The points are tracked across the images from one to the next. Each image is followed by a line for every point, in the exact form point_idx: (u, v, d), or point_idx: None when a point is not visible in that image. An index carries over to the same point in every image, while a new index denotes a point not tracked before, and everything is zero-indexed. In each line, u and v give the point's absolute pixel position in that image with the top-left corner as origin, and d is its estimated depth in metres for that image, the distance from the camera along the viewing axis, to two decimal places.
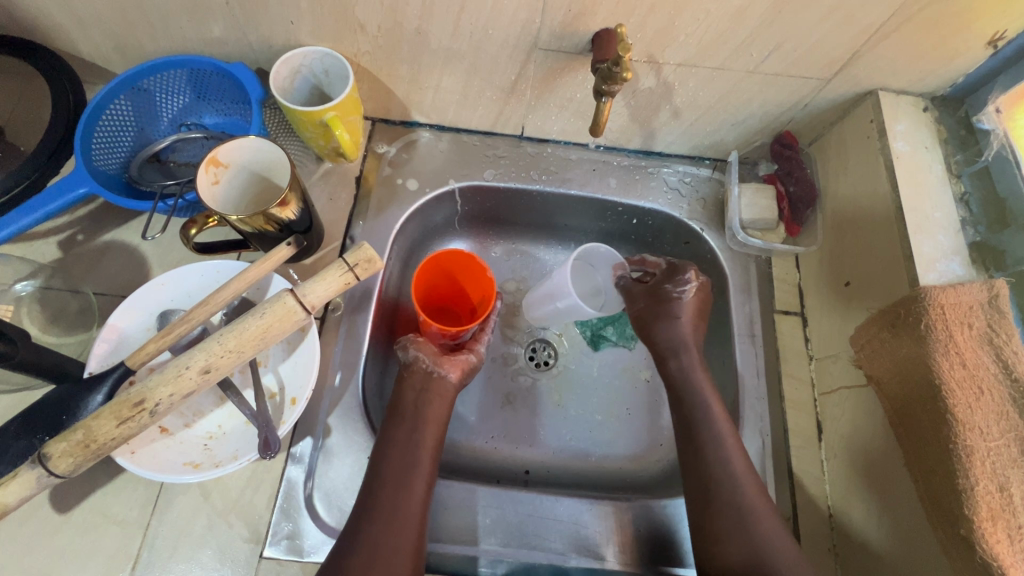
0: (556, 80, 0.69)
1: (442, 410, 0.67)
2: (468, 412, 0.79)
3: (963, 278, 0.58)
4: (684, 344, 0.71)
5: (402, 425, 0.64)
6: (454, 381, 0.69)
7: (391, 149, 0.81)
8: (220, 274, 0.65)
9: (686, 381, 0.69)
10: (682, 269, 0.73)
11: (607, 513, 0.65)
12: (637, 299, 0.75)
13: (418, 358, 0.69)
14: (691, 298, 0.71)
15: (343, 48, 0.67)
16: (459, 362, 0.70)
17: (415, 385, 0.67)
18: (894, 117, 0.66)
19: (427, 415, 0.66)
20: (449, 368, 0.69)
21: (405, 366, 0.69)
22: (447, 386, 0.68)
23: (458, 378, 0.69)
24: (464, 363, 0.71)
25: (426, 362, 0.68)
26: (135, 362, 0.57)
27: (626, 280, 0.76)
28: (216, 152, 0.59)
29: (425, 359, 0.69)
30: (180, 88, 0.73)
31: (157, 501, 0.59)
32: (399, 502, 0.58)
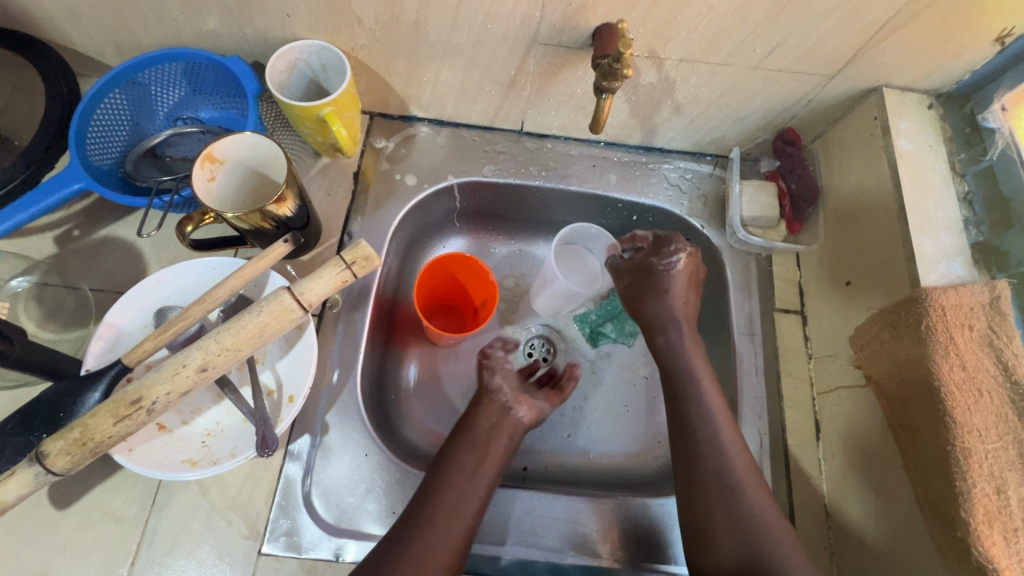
0: (556, 74, 0.68)
1: (510, 447, 0.66)
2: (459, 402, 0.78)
3: (965, 279, 0.57)
4: (673, 320, 0.69)
5: (470, 453, 0.63)
6: (524, 424, 0.68)
7: (390, 144, 0.80)
8: (217, 272, 0.65)
9: (675, 359, 0.68)
10: (668, 241, 0.71)
11: (605, 512, 0.65)
12: (623, 277, 0.73)
13: (501, 386, 0.69)
14: (680, 269, 0.69)
15: (340, 41, 0.66)
16: (536, 407, 0.69)
17: (490, 417, 0.67)
18: (898, 115, 0.65)
19: (496, 447, 0.64)
20: (525, 410, 0.68)
21: (485, 389, 0.69)
22: (517, 426, 0.67)
23: (528, 422, 0.68)
24: (539, 410, 0.69)
25: (507, 397, 0.68)
26: (133, 360, 0.57)
27: (615, 260, 0.75)
28: (212, 148, 0.58)
29: (506, 393, 0.68)
30: (175, 82, 0.72)
31: (156, 498, 0.60)
32: (445, 520, 0.57)
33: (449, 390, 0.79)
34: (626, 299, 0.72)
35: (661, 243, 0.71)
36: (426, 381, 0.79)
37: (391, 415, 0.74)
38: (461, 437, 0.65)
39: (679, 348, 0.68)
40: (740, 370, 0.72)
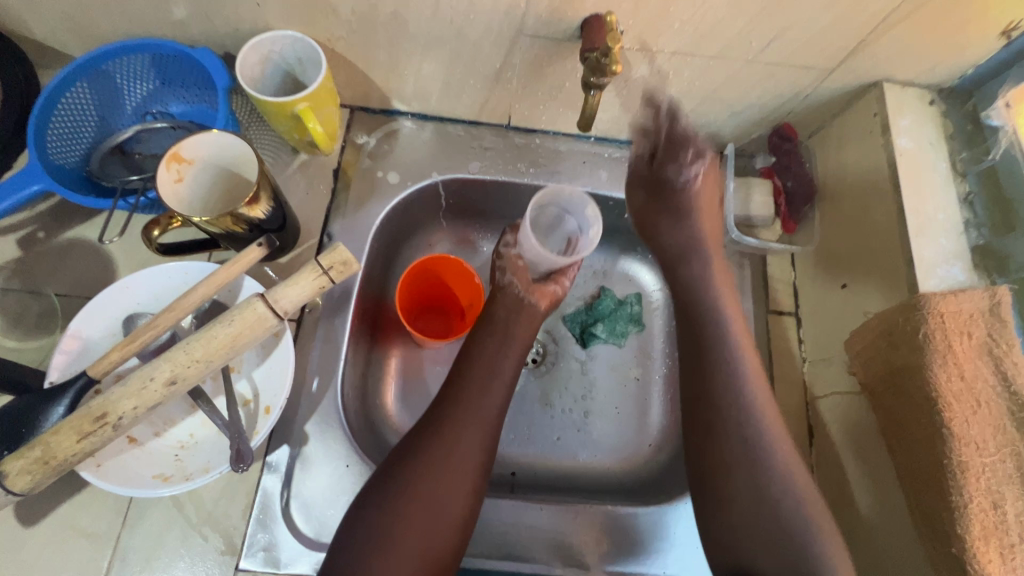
0: (544, 68, 0.65)
1: (530, 332, 0.69)
2: (433, 386, 0.76)
3: (965, 284, 0.55)
4: (693, 246, 0.70)
5: (490, 338, 0.67)
6: (543, 310, 0.71)
7: (371, 140, 0.77)
8: (189, 276, 0.62)
9: (698, 288, 0.67)
10: (680, 151, 0.69)
11: (594, 522, 0.64)
12: (637, 189, 0.72)
13: (512, 283, 0.71)
14: (701, 180, 0.70)
15: (315, 32, 0.63)
16: (548, 292, 0.72)
17: (506, 304, 0.69)
18: (899, 112, 0.62)
19: (515, 335, 0.68)
20: (539, 298, 0.71)
21: (497, 287, 0.72)
22: (536, 312, 0.70)
23: (546, 308, 0.71)
24: (553, 294, 0.72)
25: (519, 289, 0.70)
26: (98, 372, 0.55)
27: (637, 163, 0.72)
28: (178, 147, 0.55)
29: (518, 284, 0.71)
30: (142, 74, 0.68)
31: (127, 514, 0.57)
32: (426, 525, 0.54)
33: (431, 379, 0.77)
34: (642, 221, 0.72)
35: (680, 144, 0.68)
36: (411, 385, 0.76)
37: (374, 420, 0.72)
38: (483, 325, 0.68)
39: (704, 277, 0.68)
40: None
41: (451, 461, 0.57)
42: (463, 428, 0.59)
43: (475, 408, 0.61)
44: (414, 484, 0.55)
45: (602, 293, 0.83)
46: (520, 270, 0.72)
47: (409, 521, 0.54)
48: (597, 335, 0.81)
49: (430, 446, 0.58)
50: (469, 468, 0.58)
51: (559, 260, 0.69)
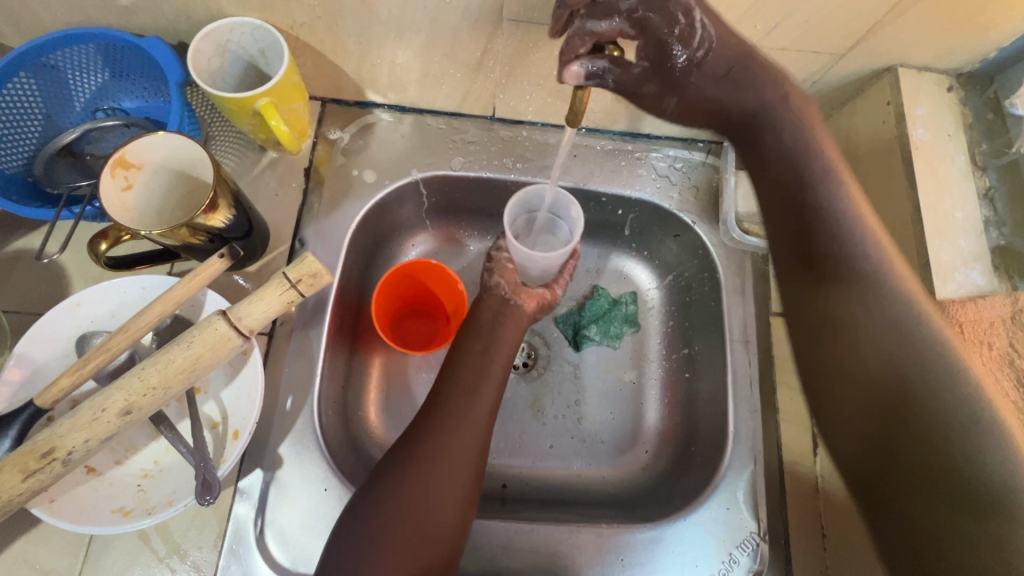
0: (528, 55, 0.60)
1: (516, 334, 0.65)
2: (417, 394, 0.72)
3: (984, 290, 0.52)
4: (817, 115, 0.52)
5: (477, 343, 0.62)
6: (529, 313, 0.67)
7: (345, 135, 0.71)
8: (147, 291, 0.57)
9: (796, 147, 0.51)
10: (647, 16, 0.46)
11: (591, 541, 0.60)
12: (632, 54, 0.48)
13: (498, 284, 0.66)
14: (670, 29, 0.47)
15: (276, 20, 0.57)
16: (536, 295, 0.68)
17: (492, 307, 0.65)
18: (915, 99, 0.57)
19: (503, 335, 0.63)
20: (526, 300, 0.67)
21: (483, 288, 0.67)
22: (520, 316, 0.66)
23: (534, 312, 0.67)
24: (540, 297, 0.68)
25: (505, 292, 0.66)
26: (47, 401, 0.50)
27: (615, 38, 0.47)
28: (122, 151, 0.50)
29: (505, 288, 0.66)
30: (90, 67, 0.62)
31: (91, 547, 0.54)
32: (417, 544, 0.50)
33: (416, 389, 0.73)
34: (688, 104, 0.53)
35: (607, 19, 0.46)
36: (395, 394, 0.72)
37: (356, 435, 0.67)
38: (467, 326, 0.65)
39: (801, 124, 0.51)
40: (733, 382, 0.67)
41: (443, 491, 0.52)
42: (451, 453, 0.54)
43: (460, 429, 0.55)
44: (396, 519, 0.50)
45: (596, 291, 0.79)
46: (509, 272, 0.67)
47: (395, 564, 0.48)
48: (591, 338, 0.77)
49: (414, 475, 0.52)
50: (456, 502, 0.52)
51: (543, 257, 0.64)
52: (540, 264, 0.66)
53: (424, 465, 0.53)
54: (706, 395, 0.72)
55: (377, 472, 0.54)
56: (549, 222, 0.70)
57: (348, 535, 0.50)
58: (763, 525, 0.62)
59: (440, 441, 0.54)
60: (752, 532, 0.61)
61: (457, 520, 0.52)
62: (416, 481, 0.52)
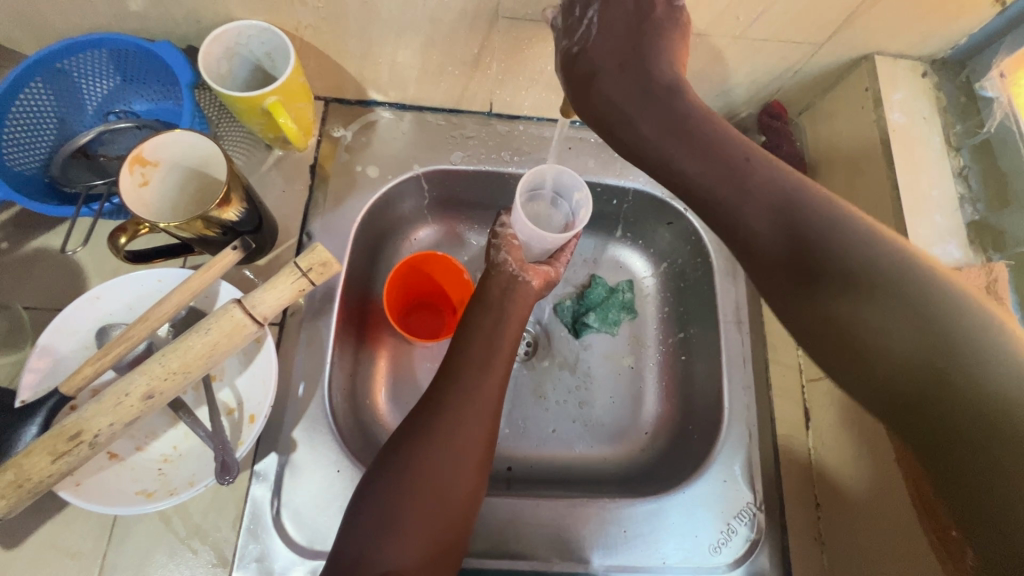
0: (524, 51, 0.63)
1: (525, 310, 0.67)
2: (423, 381, 0.75)
3: (960, 263, 0.55)
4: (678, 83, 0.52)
5: (487, 319, 0.64)
6: (536, 289, 0.68)
7: (348, 133, 0.74)
8: (163, 284, 0.59)
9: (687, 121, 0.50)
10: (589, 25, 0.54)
11: (593, 514, 0.63)
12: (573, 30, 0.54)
13: (505, 260, 0.68)
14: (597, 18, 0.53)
15: (282, 22, 0.60)
16: (542, 272, 0.69)
17: (501, 283, 0.67)
18: (891, 85, 0.61)
19: (511, 311, 0.65)
20: (532, 275, 0.68)
21: (490, 266, 0.69)
22: (528, 292, 0.67)
23: (540, 287, 0.69)
24: (546, 274, 0.70)
25: (513, 268, 0.68)
26: (72, 389, 0.52)
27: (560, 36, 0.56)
28: (141, 148, 0.52)
29: (512, 262, 0.68)
30: (103, 71, 0.64)
31: (114, 531, 0.56)
32: (429, 504, 0.52)
33: (423, 379, 0.75)
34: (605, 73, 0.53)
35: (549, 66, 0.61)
36: (402, 383, 0.75)
37: (364, 421, 0.70)
38: (477, 304, 0.66)
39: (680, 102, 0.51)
40: (727, 360, 0.70)
41: (454, 454, 0.54)
42: (462, 429, 0.55)
43: (470, 405, 0.57)
44: (413, 492, 0.52)
45: (596, 281, 0.81)
46: (515, 249, 0.69)
47: (406, 523, 0.50)
48: (590, 323, 0.79)
49: (428, 451, 0.54)
50: (468, 477, 0.54)
51: (554, 238, 0.68)
52: (550, 240, 0.68)
53: (437, 441, 0.54)
54: (702, 375, 0.74)
55: (389, 448, 0.55)
56: (549, 202, 0.72)
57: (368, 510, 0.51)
58: (759, 495, 0.64)
59: (452, 417, 0.55)
60: (749, 503, 0.64)
61: (471, 492, 0.54)
62: (430, 456, 0.53)
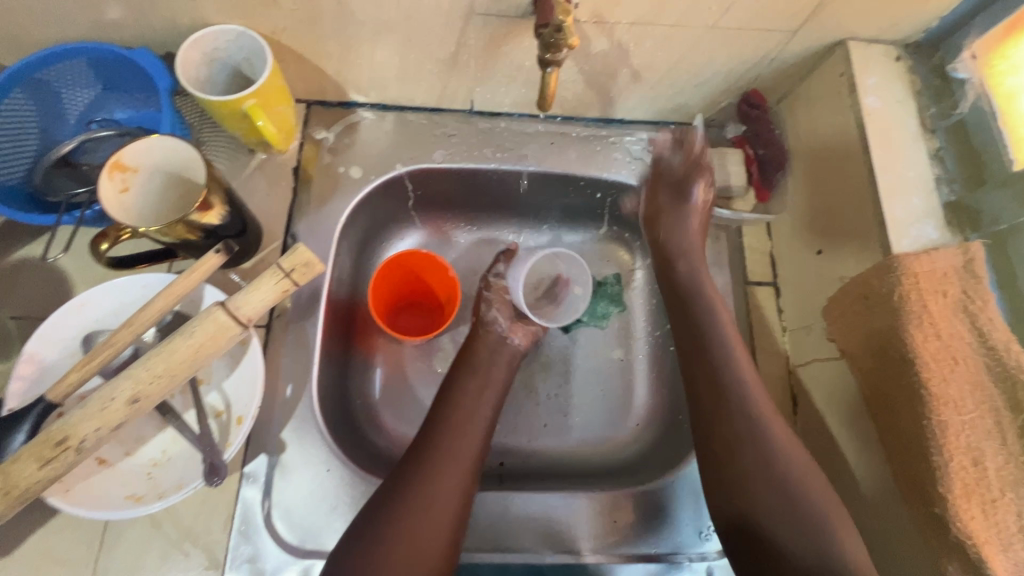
0: (501, 47, 0.63)
1: (509, 370, 0.69)
2: (419, 388, 0.75)
3: (937, 243, 0.55)
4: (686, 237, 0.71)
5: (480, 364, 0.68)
6: (522, 348, 0.72)
7: (331, 135, 0.74)
8: (148, 289, 0.60)
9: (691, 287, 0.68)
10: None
11: (584, 504, 0.63)
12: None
13: (496, 319, 0.72)
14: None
15: (259, 25, 0.60)
16: (529, 331, 0.73)
17: (489, 344, 0.70)
18: (865, 70, 0.61)
19: (495, 373, 0.67)
20: (519, 336, 0.72)
21: (481, 322, 0.72)
22: (515, 352, 0.71)
23: (525, 347, 0.72)
24: (532, 333, 0.74)
25: (502, 327, 0.72)
26: (58, 396, 0.53)
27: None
28: (119, 155, 0.53)
29: (502, 322, 0.72)
30: (84, 81, 0.65)
31: (105, 537, 0.56)
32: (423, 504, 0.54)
33: (418, 385, 0.75)
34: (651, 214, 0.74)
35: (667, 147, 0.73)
36: (393, 382, 0.75)
37: (356, 421, 0.70)
38: (463, 365, 0.68)
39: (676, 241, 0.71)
40: None
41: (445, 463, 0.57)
42: (444, 480, 0.56)
43: (455, 463, 0.58)
44: (401, 521, 0.53)
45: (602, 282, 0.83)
46: (504, 306, 0.74)
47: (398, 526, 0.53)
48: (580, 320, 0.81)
49: (413, 500, 0.54)
50: (447, 532, 0.54)
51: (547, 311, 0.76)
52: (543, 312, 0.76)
53: (422, 495, 0.55)
54: None
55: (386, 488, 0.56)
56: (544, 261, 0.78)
57: (372, 524, 0.53)
58: None
59: (435, 469, 0.57)
60: None
61: (449, 548, 0.54)
62: (416, 501, 0.54)
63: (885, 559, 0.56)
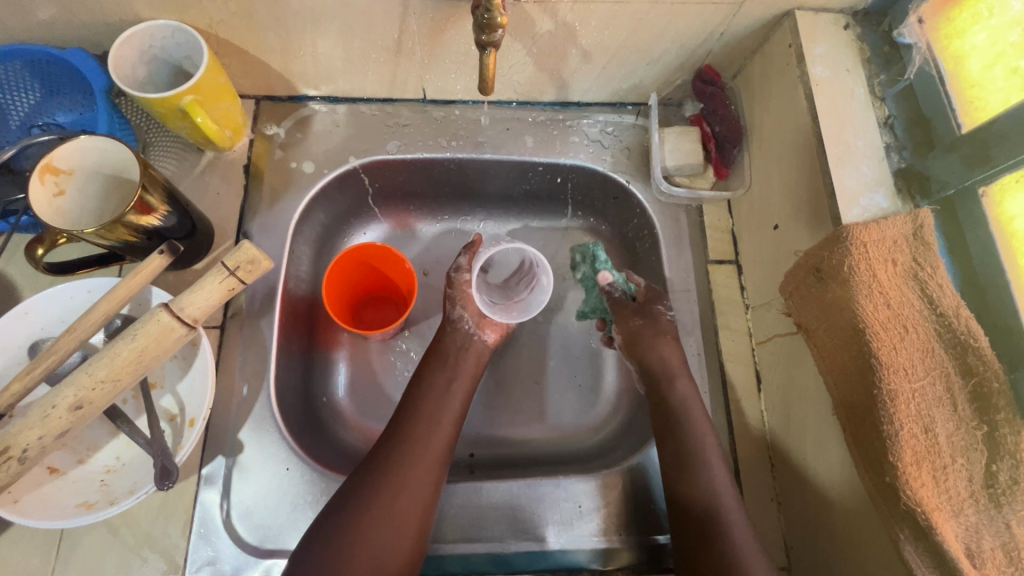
0: (444, 33, 0.62)
1: (477, 366, 0.69)
2: (385, 382, 0.74)
3: (887, 211, 0.55)
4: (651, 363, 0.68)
5: (441, 374, 0.66)
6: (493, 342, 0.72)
7: (282, 130, 0.73)
8: (93, 294, 0.59)
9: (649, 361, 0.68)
10: None
11: (547, 492, 0.63)
12: None
13: (462, 317, 0.71)
14: None
15: (193, 19, 0.58)
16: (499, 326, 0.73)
17: (457, 340, 0.69)
18: (812, 39, 0.60)
19: (463, 365, 0.68)
20: (489, 331, 0.71)
21: (448, 320, 0.71)
22: (484, 347, 0.71)
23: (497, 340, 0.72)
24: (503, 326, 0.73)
25: (469, 325, 0.71)
26: (1, 406, 0.52)
27: None
28: (49, 157, 0.52)
29: (470, 321, 0.71)
30: (22, 83, 0.63)
31: (62, 545, 0.56)
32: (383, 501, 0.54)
33: (384, 378, 0.75)
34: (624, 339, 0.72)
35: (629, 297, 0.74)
36: (359, 378, 0.74)
37: (319, 419, 0.69)
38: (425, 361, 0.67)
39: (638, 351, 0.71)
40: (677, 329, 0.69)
41: None
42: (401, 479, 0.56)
43: (417, 464, 0.58)
44: (358, 522, 0.53)
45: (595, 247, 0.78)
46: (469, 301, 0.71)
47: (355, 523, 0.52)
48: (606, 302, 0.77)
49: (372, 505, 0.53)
50: (406, 539, 0.54)
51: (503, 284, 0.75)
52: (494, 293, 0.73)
53: (380, 501, 0.54)
54: None
55: (344, 488, 0.56)
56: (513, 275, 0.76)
57: (324, 522, 0.53)
58: None
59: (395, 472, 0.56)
60: None
61: (407, 551, 0.53)
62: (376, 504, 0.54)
63: (841, 530, 0.56)
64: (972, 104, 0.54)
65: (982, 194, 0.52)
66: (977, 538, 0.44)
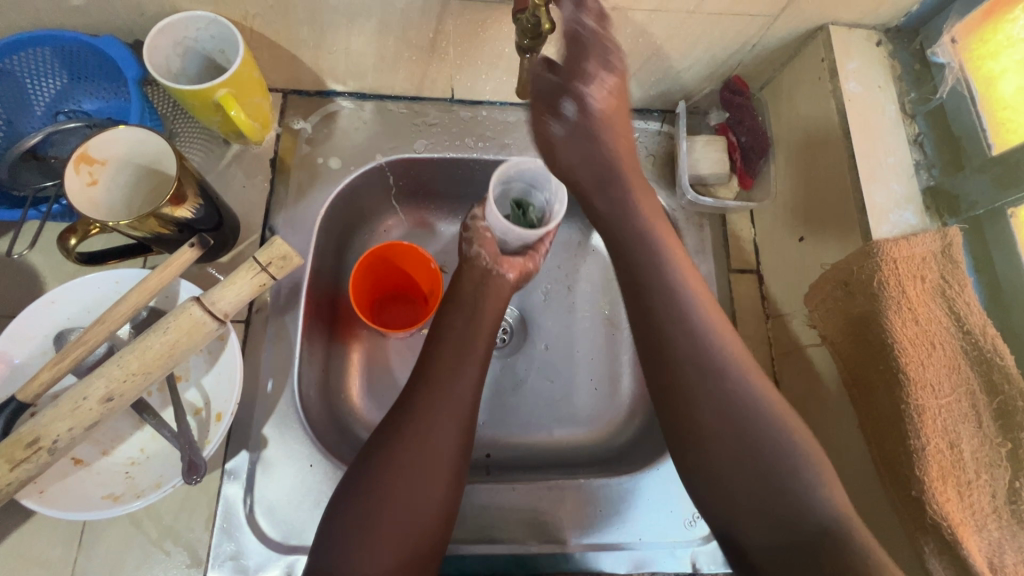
0: (478, 34, 0.62)
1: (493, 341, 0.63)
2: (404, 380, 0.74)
3: (916, 228, 0.56)
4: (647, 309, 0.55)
5: (459, 316, 0.62)
6: (512, 281, 0.67)
7: (309, 125, 0.73)
8: (121, 285, 0.58)
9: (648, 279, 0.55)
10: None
11: (568, 495, 0.63)
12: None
13: (479, 254, 0.66)
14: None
15: (228, 12, 0.58)
16: (518, 265, 0.68)
17: (474, 278, 0.66)
18: (846, 54, 0.61)
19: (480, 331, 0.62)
20: (507, 267, 0.67)
21: (464, 261, 0.68)
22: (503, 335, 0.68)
23: (517, 279, 0.67)
24: (522, 265, 0.68)
25: (486, 260, 0.66)
26: (29, 395, 0.51)
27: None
28: (85, 147, 0.51)
29: (487, 257, 0.66)
30: (50, 69, 0.62)
31: (84, 536, 0.56)
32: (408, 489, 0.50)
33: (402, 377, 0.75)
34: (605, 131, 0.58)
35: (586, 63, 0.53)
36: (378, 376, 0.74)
37: (339, 416, 0.69)
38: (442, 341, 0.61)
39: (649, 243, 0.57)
40: None
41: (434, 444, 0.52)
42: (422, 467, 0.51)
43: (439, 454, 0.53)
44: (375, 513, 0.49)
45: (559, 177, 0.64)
46: (488, 241, 0.67)
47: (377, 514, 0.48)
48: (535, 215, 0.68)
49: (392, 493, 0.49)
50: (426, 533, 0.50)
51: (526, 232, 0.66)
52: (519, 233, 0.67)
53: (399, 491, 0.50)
54: None
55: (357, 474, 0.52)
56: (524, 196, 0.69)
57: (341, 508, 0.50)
58: None
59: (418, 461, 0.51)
60: None
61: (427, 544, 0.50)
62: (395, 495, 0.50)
63: None
64: (1002, 125, 0.55)
65: (1010, 214, 0.53)
66: (999, 554, 0.46)
